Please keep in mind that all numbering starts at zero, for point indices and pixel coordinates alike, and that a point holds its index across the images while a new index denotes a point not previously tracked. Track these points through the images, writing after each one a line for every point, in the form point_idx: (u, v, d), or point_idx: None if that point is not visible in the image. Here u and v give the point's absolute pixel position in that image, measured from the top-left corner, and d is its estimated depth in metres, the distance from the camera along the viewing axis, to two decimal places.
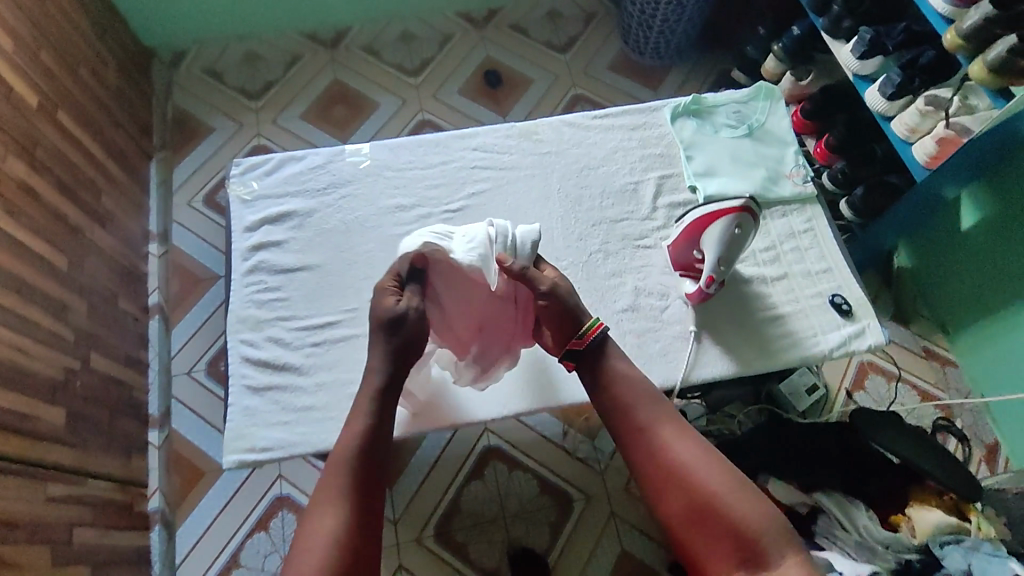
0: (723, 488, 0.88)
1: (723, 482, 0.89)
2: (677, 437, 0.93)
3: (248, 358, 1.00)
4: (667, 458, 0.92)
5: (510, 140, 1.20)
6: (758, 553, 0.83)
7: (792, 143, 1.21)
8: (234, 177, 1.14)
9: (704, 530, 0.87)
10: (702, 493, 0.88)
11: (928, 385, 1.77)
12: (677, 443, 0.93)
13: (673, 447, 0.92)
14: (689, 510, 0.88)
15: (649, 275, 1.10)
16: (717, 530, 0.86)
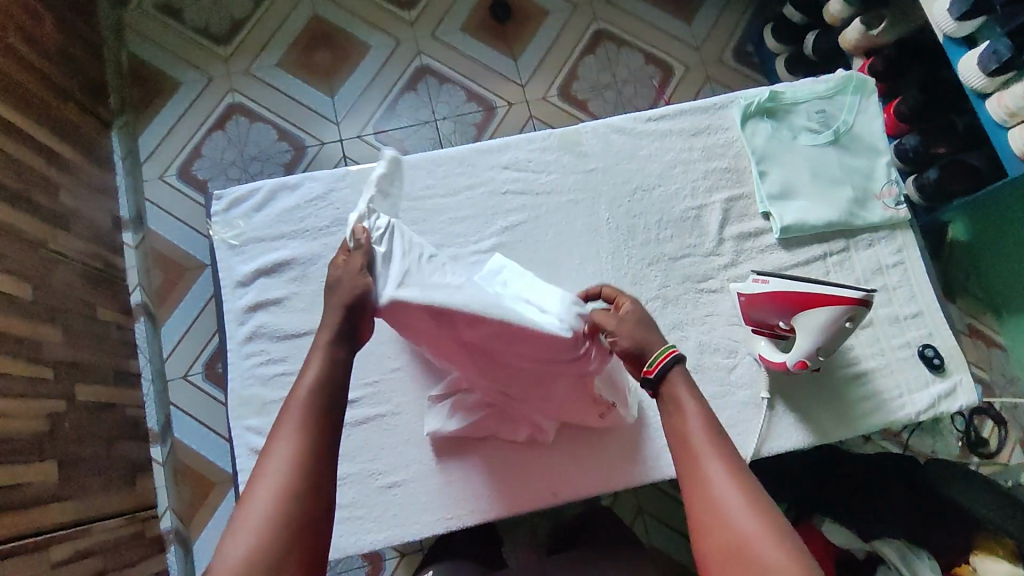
0: (768, 527, 0.57)
1: (772, 525, 0.57)
2: (716, 451, 0.63)
3: (259, 450, 0.88)
4: (695, 474, 0.63)
5: (548, 154, 0.99)
6: None
7: (884, 151, 1.01)
8: (217, 216, 0.94)
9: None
10: (733, 532, 0.58)
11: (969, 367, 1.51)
12: (712, 458, 0.63)
13: (705, 465, 0.63)
14: (716, 554, 0.58)
15: (715, 327, 0.94)
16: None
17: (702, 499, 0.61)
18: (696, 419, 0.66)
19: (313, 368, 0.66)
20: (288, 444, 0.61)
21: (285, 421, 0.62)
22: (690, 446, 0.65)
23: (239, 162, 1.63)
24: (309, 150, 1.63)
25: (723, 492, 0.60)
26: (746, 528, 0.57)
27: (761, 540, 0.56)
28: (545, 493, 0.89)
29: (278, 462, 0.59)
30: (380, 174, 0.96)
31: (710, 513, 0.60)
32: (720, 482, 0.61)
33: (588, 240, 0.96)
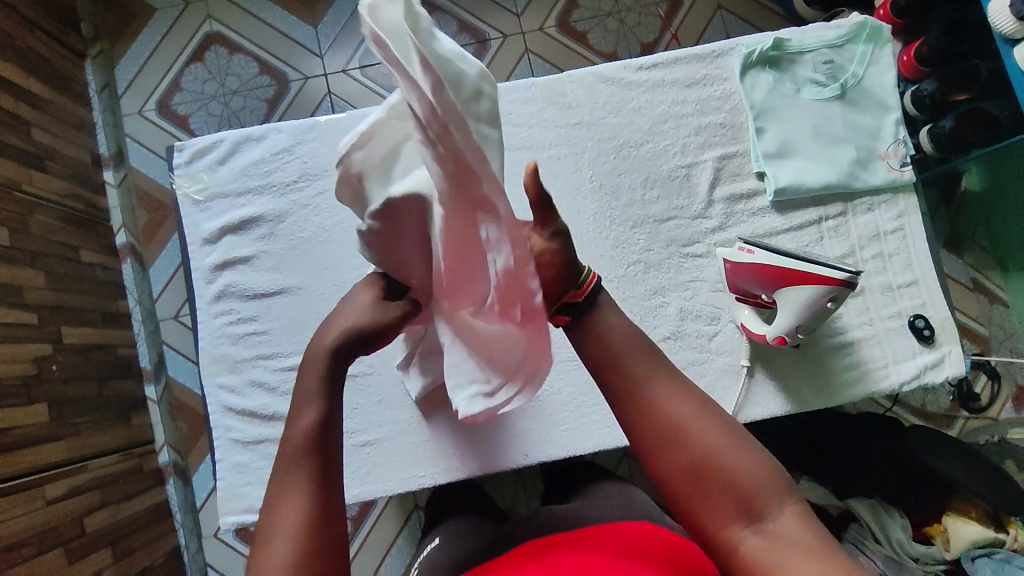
0: (726, 437, 0.56)
1: (726, 435, 0.56)
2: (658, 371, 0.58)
3: (232, 408, 0.88)
4: (641, 402, 0.57)
5: (529, 105, 0.92)
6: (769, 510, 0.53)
7: (894, 108, 0.94)
8: (179, 168, 0.91)
9: (698, 494, 0.54)
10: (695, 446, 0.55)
11: (966, 321, 1.42)
12: (653, 374, 0.58)
13: (649, 387, 0.57)
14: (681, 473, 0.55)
15: (697, 294, 0.91)
16: (713, 493, 0.54)
17: (654, 424, 0.56)
18: (630, 338, 0.59)
19: (313, 413, 0.57)
20: (293, 498, 0.53)
21: (288, 471, 0.54)
22: (630, 367, 0.58)
23: (219, 96, 1.55)
24: (292, 85, 1.55)
25: (675, 411, 0.56)
26: (702, 442, 0.55)
27: (721, 450, 0.55)
28: (517, 453, 0.90)
29: (287, 514, 0.52)
30: (349, 126, 0.91)
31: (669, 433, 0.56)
32: (666, 396, 0.57)
33: (568, 200, 0.92)
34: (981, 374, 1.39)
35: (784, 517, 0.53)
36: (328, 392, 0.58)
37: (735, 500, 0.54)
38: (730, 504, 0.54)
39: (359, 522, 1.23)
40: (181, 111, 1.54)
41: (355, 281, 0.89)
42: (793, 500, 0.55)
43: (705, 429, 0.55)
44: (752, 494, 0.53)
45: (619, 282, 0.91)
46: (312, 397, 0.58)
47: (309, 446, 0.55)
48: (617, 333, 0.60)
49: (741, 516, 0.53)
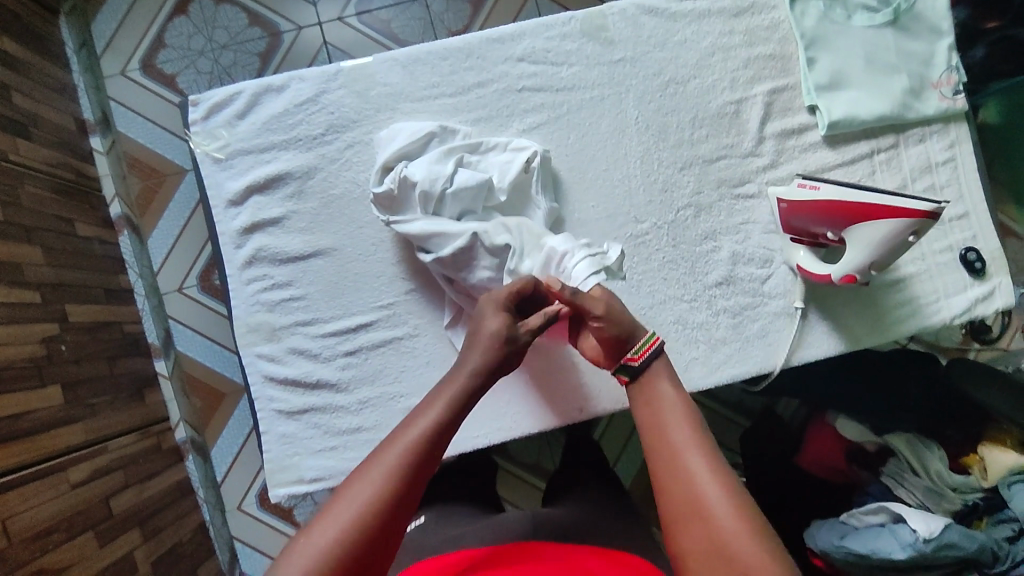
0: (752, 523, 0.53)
1: (752, 525, 0.53)
2: (701, 448, 0.59)
3: (273, 378, 0.85)
4: (674, 470, 0.58)
5: (569, 42, 0.87)
6: None
7: (948, 33, 0.89)
8: (196, 125, 0.84)
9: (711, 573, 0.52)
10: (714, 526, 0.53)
11: None
12: (692, 448, 0.59)
13: (685, 458, 0.59)
14: (698, 552, 0.53)
15: (749, 236, 0.88)
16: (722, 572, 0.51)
17: (681, 487, 0.57)
18: (677, 412, 0.64)
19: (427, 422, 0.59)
20: (371, 478, 0.54)
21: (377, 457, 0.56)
22: (670, 431, 0.62)
23: (207, 52, 1.44)
24: (285, 36, 1.44)
25: (703, 485, 0.56)
26: (722, 519, 0.53)
27: (740, 536, 0.52)
28: (572, 408, 0.87)
29: (359, 488, 0.53)
30: (377, 72, 0.85)
31: (693, 505, 0.55)
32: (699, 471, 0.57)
33: (614, 142, 0.87)
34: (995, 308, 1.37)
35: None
36: (447, 414, 0.61)
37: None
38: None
39: None
40: (167, 70, 1.44)
41: (394, 238, 0.85)
42: None
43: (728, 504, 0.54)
44: None
45: (670, 228, 0.87)
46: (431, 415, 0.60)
47: (413, 445, 0.57)
48: (665, 408, 0.65)
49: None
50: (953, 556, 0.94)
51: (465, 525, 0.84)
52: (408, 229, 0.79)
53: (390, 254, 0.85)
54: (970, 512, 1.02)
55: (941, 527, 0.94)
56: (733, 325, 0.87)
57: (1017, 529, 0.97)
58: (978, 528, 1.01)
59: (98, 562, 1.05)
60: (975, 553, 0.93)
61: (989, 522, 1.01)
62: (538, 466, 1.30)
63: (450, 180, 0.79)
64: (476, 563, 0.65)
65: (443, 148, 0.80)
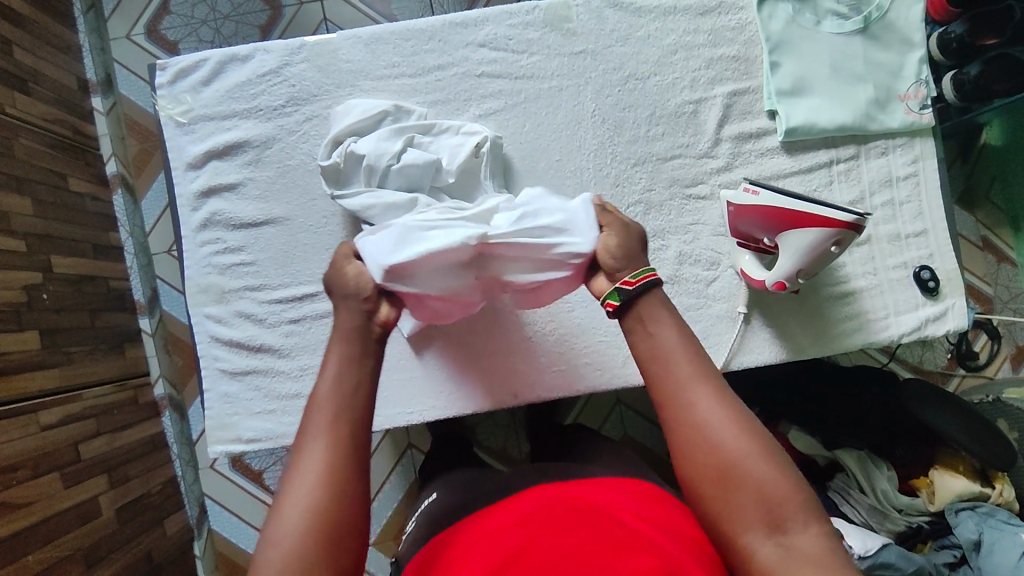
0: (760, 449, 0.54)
1: (761, 443, 0.54)
2: (699, 372, 0.58)
3: (219, 338, 0.87)
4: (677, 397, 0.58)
5: (531, 31, 0.88)
6: (791, 518, 0.51)
7: (920, 45, 0.88)
8: (162, 88, 0.87)
9: (723, 495, 0.53)
10: (722, 451, 0.54)
11: (973, 281, 1.32)
12: (694, 373, 0.58)
13: (689, 386, 0.58)
14: (707, 475, 0.54)
15: (698, 237, 0.88)
16: (734, 498, 0.53)
17: (691, 424, 0.56)
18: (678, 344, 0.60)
19: (334, 370, 0.58)
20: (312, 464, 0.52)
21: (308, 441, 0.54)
22: (671, 364, 0.59)
23: (210, 21, 1.48)
24: (286, 10, 1.47)
25: (711, 416, 0.56)
26: (729, 440, 0.54)
27: (749, 456, 0.54)
28: (507, 393, 0.88)
29: (304, 474, 0.52)
30: (340, 48, 0.87)
31: (699, 431, 0.55)
32: (702, 396, 0.57)
33: (568, 134, 0.88)
34: (983, 334, 1.32)
35: (806, 532, 0.51)
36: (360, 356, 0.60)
37: (755, 509, 0.52)
38: (754, 512, 0.52)
39: None
40: (170, 36, 1.48)
41: (344, 213, 0.87)
42: (819, 518, 0.52)
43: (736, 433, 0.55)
44: (776, 503, 0.52)
45: None
46: (360, 368, 0.59)
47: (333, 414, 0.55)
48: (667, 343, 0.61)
49: (762, 523, 0.51)
50: None
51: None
52: (352, 202, 0.80)
53: (338, 228, 0.87)
54: (913, 535, 1.02)
55: (877, 547, 0.94)
56: None
57: (959, 556, 0.97)
58: (921, 551, 1.01)
59: (61, 503, 1.10)
60: None
61: (932, 546, 1.01)
62: (496, 450, 1.31)
63: (397, 158, 0.79)
64: (481, 516, 0.66)
65: (394, 127, 0.81)
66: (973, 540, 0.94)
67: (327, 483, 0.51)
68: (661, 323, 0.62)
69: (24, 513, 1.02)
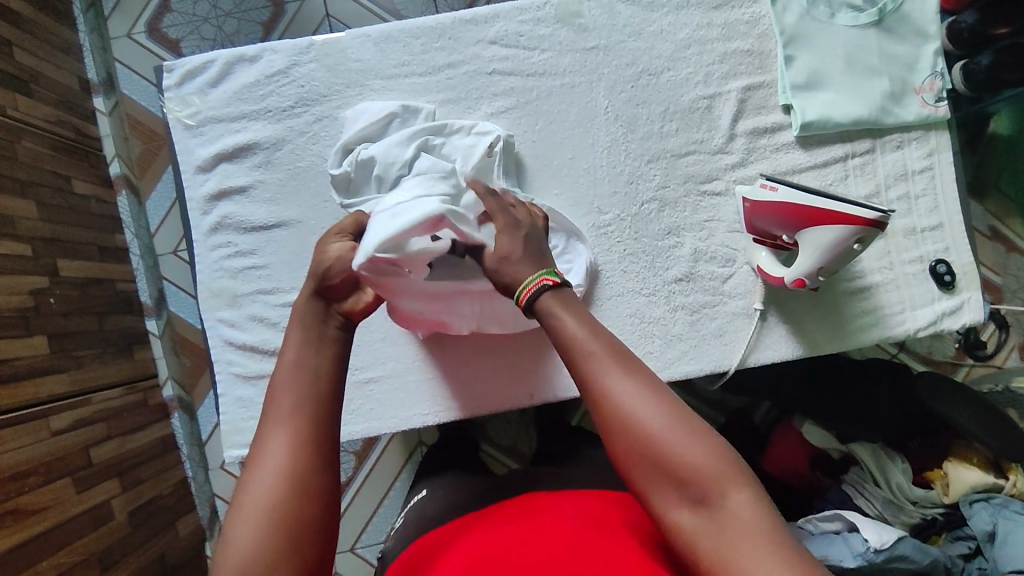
0: (676, 426, 0.51)
1: (679, 418, 0.51)
2: (608, 359, 0.55)
3: (232, 342, 0.87)
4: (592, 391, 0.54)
5: (542, 27, 0.87)
6: (714, 490, 0.49)
7: (935, 37, 0.87)
8: (169, 91, 0.86)
9: (647, 478, 0.51)
10: (641, 437, 0.51)
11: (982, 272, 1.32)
12: (606, 364, 0.55)
13: (602, 377, 0.54)
14: (631, 461, 0.52)
15: (713, 234, 0.87)
16: (660, 480, 0.50)
17: (611, 417, 0.53)
18: (585, 335, 0.56)
19: (297, 348, 0.59)
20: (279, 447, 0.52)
21: (271, 419, 0.54)
22: (579, 359, 0.56)
23: (211, 19, 1.46)
24: (288, 7, 1.46)
25: (626, 402, 0.52)
26: (649, 426, 0.51)
27: (669, 437, 0.51)
28: (522, 393, 0.87)
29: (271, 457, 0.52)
30: (349, 47, 0.85)
31: (618, 423, 0.52)
32: (618, 385, 0.53)
33: (581, 131, 0.87)
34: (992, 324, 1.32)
35: (735, 501, 0.49)
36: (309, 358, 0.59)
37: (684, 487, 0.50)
38: (679, 490, 0.50)
39: (362, 458, 1.32)
40: (172, 35, 1.47)
41: None
42: (746, 480, 0.50)
43: (652, 415, 0.52)
44: (698, 477, 0.49)
45: (633, 220, 0.87)
46: (323, 352, 0.59)
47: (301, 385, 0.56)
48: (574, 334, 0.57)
49: (688, 498, 0.50)
50: (905, 569, 0.92)
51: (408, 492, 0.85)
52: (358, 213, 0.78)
53: None
54: (928, 526, 1.01)
55: (893, 539, 0.92)
56: (691, 323, 0.86)
57: (973, 547, 0.95)
58: (935, 543, 1.00)
59: (74, 507, 1.10)
60: (926, 567, 0.92)
61: (946, 538, 0.99)
62: (506, 448, 1.31)
63: (407, 166, 0.77)
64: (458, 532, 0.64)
65: (406, 132, 0.79)
66: (987, 530, 0.93)
67: (286, 470, 0.51)
68: (566, 314, 0.59)
69: (38, 519, 1.01)
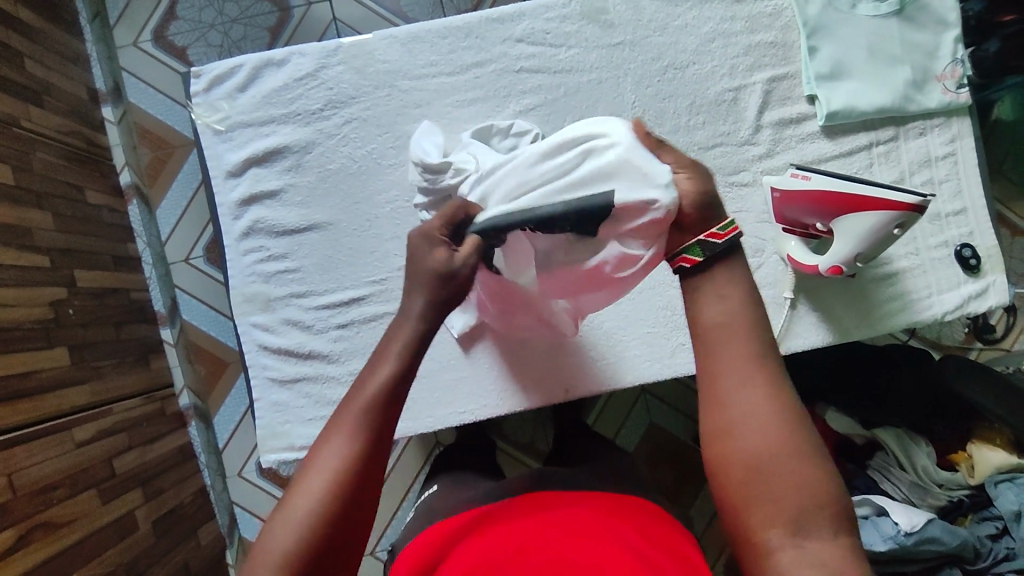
0: (801, 444, 0.45)
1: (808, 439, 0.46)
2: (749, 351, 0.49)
3: (267, 347, 0.86)
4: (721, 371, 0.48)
5: (568, 24, 0.87)
6: (818, 526, 0.43)
7: (954, 25, 0.89)
8: (197, 97, 0.86)
9: (747, 483, 0.45)
10: (760, 437, 0.46)
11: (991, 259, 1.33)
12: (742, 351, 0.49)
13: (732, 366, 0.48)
14: (739, 461, 0.46)
15: (742, 225, 0.88)
16: (766, 491, 0.44)
17: (732, 406, 0.47)
18: (724, 313, 0.50)
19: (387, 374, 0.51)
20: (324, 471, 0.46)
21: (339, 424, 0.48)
22: (711, 336, 0.50)
23: (218, 25, 1.45)
24: (295, 12, 1.44)
25: (750, 395, 0.47)
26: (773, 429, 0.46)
27: (790, 452, 0.45)
28: (558, 390, 0.88)
29: (327, 457, 0.47)
30: (376, 48, 0.86)
31: (738, 416, 0.47)
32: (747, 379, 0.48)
33: None
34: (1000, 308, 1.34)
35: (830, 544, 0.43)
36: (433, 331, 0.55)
37: (781, 513, 0.44)
38: (782, 509, 0.44)
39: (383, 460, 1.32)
40: (178, 43, 1.45)
41: (389, 215, 0.86)
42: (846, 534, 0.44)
43: (775, 426, 0.46)
44: (808, 507, 0.44)
45: None
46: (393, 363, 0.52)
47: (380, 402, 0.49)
48: (712, 318, 0.50)
49: (789, 522, 0.43)
50: (936, 551, 0.93)
51: (437, 487, 0.85)
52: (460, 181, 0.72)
53: (386, 230, 0.86)
54: (954, 508, 1.02)
55: (923, 521, 0.94)
56: None
57: (1000, 527, 0.96)
58: (962, 524, 1.01)
59: (100, 519, 1.09)
60: (956, 548, 0.92)
61: (974, 519, 1.00)
62: (528, 446, 1.31)
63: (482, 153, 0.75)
64: (478, 530, 0.62)
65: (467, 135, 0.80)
66: (1014, 509, 0.94)
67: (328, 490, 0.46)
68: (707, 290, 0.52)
69: (66, 533, 1.00)
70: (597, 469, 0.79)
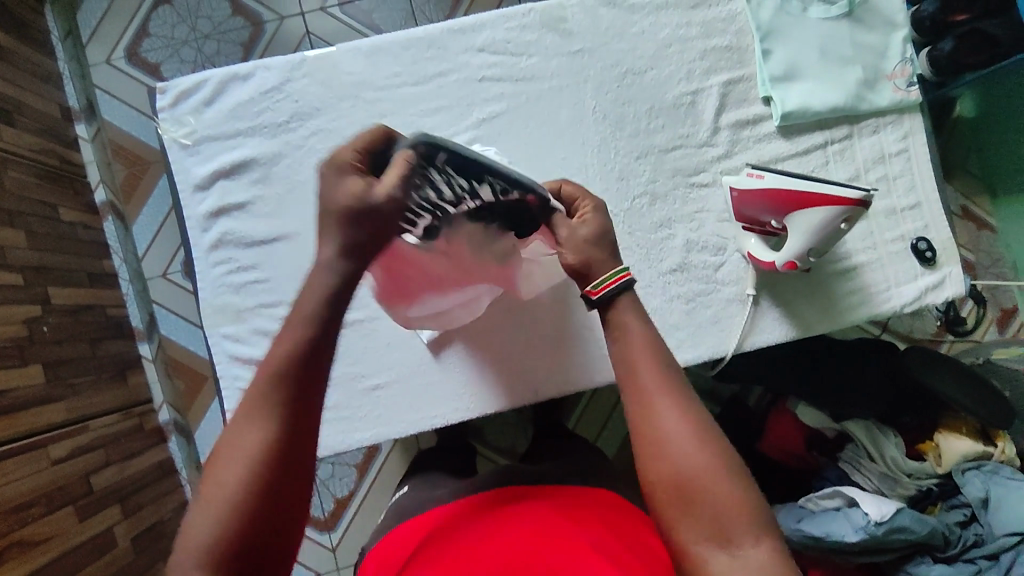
0: (717, 463, 0.50)
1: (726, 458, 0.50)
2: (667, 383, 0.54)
3: (237, 357, 0.87)
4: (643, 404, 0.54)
5: (528, 33, 0.89)
6: (739, 536, 0.47)
7: (902, 26, 0.92)
8: (164, 112, 0.87)
9: (672, 508, 0.49)
10: (678, 462, 0.50)
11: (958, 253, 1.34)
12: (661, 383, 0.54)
13: (658, 398, 0.53)
14: (663, 486, 0.50)
15: (703, 224, 0.90)
16: (689, 514, 0.49)
17: (655, 435, 0.52)
18: (643, 349, 0.57)
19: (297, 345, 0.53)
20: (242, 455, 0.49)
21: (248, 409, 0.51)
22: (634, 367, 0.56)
23: (191, 41, 1.46)
24: (268, 26, 1.46)
25: (670, 422, 0.52)
26: (688, 452, 0.50)
27: (710, 471, 0.49)
28: (527, 390, 0.89)
29: (245, 441, 0.50)
30: (340, 60, 0.87)
31: (657, 443, 0.51)
32: (664, 409, 0.53)
33: (572, 131, 0.89)
34: (968, 301, 1.37)
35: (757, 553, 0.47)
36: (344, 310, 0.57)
37: (695, 526, 0.48)
38: (705, 527, 0.48)
39: (365, 469, 1.32)
40: (151, 59, 1.46)
41: None
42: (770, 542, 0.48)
43: (696, 448, 0.50)
44: (727, 522, 0.48)
45: (625, 215, 0.89)
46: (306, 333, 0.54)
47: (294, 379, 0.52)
48: (632, 356, 0.57)
49: (711, 538, 0.48)
50: (905, 540, 0.94)
51: (410, 491, 0.86)
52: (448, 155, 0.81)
53: None
54: (923, 497, 1.04)
55: (891, 511, 0.94)
56: (686, 311, 0.88)
57: (968, 514, 0.99)
58: (932, 513, 1.03)
59: (77, 536, 1.09)
60: (925, 536, 0.93)
61: (942, 507, 1.03)
62: (508, 450, 1.32)
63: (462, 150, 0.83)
64: (441, 532, 0.63)
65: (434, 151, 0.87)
66: (980, 497, 0.97)
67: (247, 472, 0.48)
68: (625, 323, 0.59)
69: (41, 551, 1.00)
70: (565, 467, 0.80)
